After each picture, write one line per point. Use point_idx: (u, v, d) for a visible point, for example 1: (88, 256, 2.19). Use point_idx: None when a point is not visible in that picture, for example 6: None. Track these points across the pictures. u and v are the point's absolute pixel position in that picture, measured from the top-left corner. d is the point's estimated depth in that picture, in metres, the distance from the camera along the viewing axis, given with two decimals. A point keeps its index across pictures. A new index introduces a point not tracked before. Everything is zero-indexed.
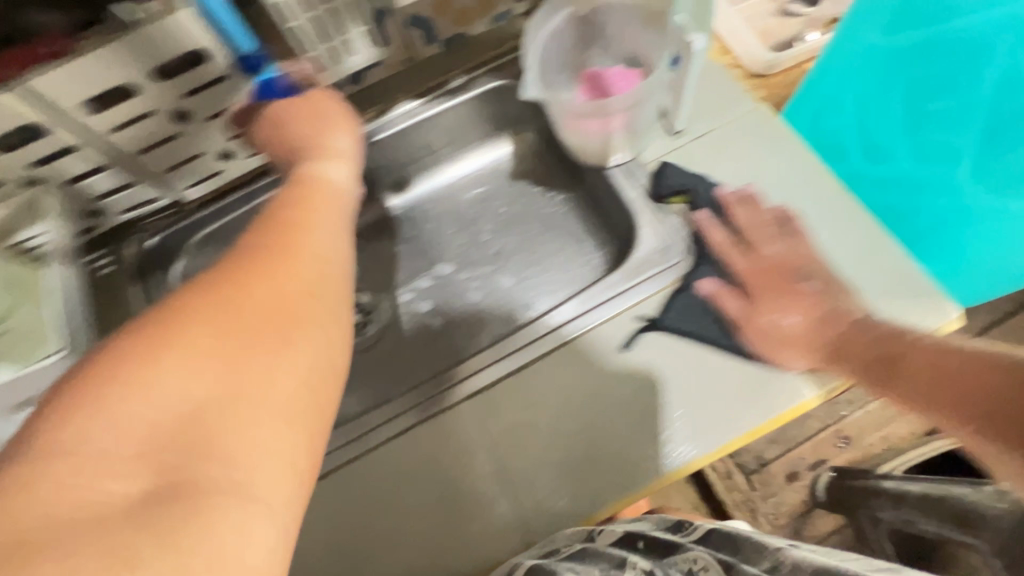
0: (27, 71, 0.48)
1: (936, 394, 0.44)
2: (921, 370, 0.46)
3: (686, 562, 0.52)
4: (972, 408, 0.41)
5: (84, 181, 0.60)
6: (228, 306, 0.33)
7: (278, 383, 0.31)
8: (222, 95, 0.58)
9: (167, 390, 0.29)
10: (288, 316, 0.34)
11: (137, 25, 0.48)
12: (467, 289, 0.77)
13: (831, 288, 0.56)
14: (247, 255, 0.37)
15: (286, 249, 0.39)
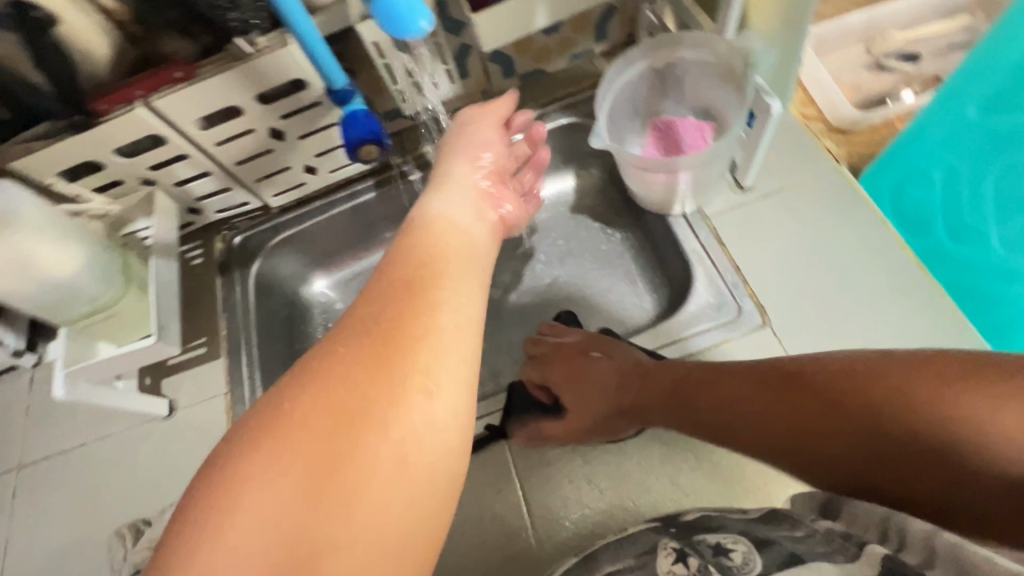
0: (155, 91, 0.55)
1: (728, 421, 0.50)
2: (711, 403, 0.51)
3: (716, 535, 0.41)
4: (802, 430, 0.45)
5: (188, 184, 0.67)
6: (378, 349, 0.32)
7: (413, 421, 0.30)
8: (314, 118, 0.64)
9: (330, 446, 0.28)
10: (409, 336, 0.32)
11: (250, 57, 0.55)
12: (514, 316, 0.80)
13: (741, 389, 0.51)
14: (388, 282, 0.35)
15: (411, 297, 0.34)
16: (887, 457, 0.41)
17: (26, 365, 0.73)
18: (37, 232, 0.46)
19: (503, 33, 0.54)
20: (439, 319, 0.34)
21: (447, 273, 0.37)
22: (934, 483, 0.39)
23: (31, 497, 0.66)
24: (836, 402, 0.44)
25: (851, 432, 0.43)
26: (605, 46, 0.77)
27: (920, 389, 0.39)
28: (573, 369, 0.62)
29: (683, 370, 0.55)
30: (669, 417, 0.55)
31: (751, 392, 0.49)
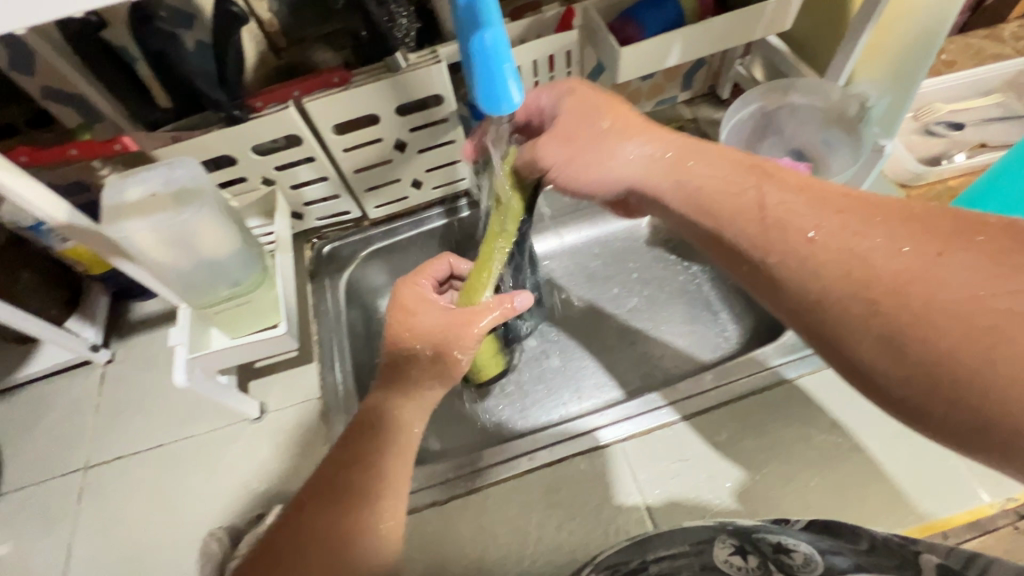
0: (309, 92, 0.58)
1: (755, 218, 0.38)
2: (775, 227, 0.37)
3: (778, 535, 0.40)
4: (818, 268, 0.35)
5: (303, 188, 0.68)
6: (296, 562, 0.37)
7: None
8: (437, 134, 0.67)
9: None
10: None
11: (404, 70, 0.58)
12: (601, 343, 0.79)
13: (907, 286, 0.31)
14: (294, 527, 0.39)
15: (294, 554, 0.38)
16: (903, 330, 0.31)
17: (99, 361, 0.71)
18: (211, 207, 0.47)
19: (638, 67, 0.59)
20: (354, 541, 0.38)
21: (368, 512, 0.39)
22: (903, 374, 0.31)
23: (99, 499, 0.63)
24: (942, 246, 0.32)
25: (882, 282, 0.32)
26: (687, 95, 0.82)
27: (967, 258, 0.31)
28: (584, 147, 0.48)
29: (772, 198, 0.38)
30: (711, 219, 0.41)
31: (911, 242, 0.33)
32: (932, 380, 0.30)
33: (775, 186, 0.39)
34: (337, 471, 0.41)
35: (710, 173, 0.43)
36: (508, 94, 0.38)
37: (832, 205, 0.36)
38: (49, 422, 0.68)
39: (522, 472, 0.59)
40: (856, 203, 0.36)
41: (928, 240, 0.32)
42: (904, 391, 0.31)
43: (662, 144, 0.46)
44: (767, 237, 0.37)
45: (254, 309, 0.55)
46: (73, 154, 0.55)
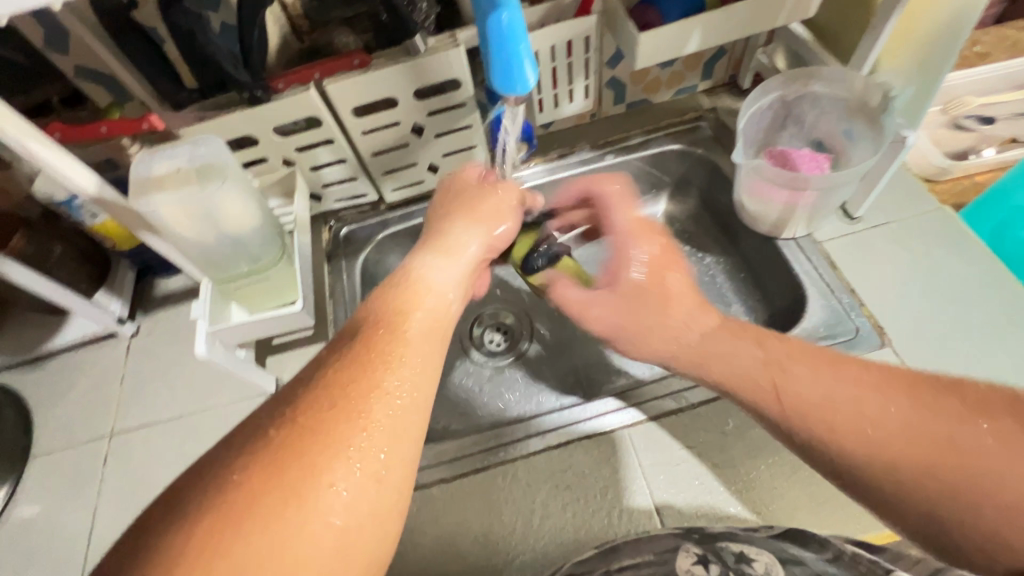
0: (328, 74, 0.59)
1: (780, 401, 0.44)
2: (804, 412, 0.43)
3: (741, 544, 0.40)
4: (830, 422, 0.41)
5: (322, 169, 0.69)
6: (296, 462, 0.31)
7: (348, 487, 0.31)
8: (454, 119, 0.68)
9: (313, 452, 0.32)
10: (356, 417, 0.34)
11: (422, 54, 0.58)
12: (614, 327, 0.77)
13: (912, 441, 0.38)
14: (375, 364, 0.37)
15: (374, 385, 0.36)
16: (916, 501, 0.37)
17: (124, 334, 0.74)
18: (234, 185, 0.48)
19: (656, 53, 0.59)
20: (354, 444, 0.33)
21: (399, 413, 0.35)
22: (916, 510, 0.37)
23: (122, 463, 0.66)
24: (950, 427, 0.37)
25: (896, 446, 0.38)
26: (707, 84, 0.81)
27: (982, 455, 0.35)
28: (622, 318, 0.54)
29: (787, 373, 0.45)
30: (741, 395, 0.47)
31: (918, 407, 0.39)
32: (953, 520, 0.36)
33: (798, 371, 0.45)
34: (343, 379, 0.35)
35: (731, 354, 0.49)
36: (524, 76, 0.40)
37: (840, 402, 0.41)
38: (78, 389, 0.71)
39: (528, 454, 0.60)
40: (868, 376, 0.42)
41: (932, 407, 0.38)
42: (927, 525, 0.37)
43: (693, 324, 0.52)
44: (796, 425, 0.43)
45: (271, 286, 0.56)
46: (104, 132, 0.58)
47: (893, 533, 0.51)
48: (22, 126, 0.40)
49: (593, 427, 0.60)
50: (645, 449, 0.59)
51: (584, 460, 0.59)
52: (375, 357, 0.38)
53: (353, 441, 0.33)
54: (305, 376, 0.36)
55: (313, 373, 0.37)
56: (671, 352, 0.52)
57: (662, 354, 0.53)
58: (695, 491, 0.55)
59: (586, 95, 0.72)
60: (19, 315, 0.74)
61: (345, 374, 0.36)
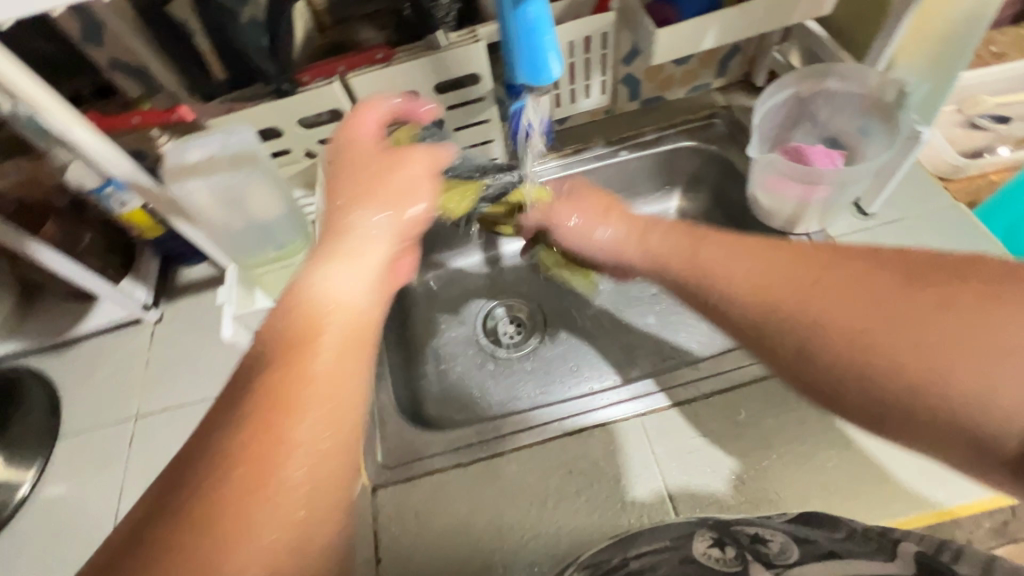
0: (352, 68, 0.60)
1: (770, 305, 0.40)
2: (796, 308, 0.38)
3: (756, 527, 0.41)
4: (750, 293, 0.41)
5: None
6: (215, 498, 0.30)
7: (281, 502, 0.31)
8: (472, 113, 0.69)
9: (229, 479, 0.30)
10: (266, 440, 0.32)
11: (443, 48, 0.60)
12: (626, 321, 0.78)
13: (833, 298, 0.37)
14: (276, 380, 0.34)
15: (279, 395, 0.33)
16: (897, 395, 0.34)
17: (148, 320, 0.76)
18: (263, 174, 0.50)
19: (673, 50, 0.60)
20: (288, 465, 0.31)
21: (317, 410, 0.33)
22: (858, 385, 0.35)
23: (146, 444, 0.68)
24: (893, 288, 0.36)
25: (821, 316, 0.37)
26: (721, 82, 0.82)
27: (963, 321, 0.33)
28: (576, 228, 0.59)
29: (712, 254, 0.45)
30: (726, 299, 0.43)
31: (850, 278, 0.38)
32: (889, 398, 0.34)
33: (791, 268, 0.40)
34: (262, 398, 0.33)
35: (721, 256, 0.45)
36: (549, 67, 0.42)
37: (838, 292, 0.37)
38: (103, 373, 0.73)
39: (541, 441, 0.61)
40: (863, 264, 0.38)
41: (860, 271, 0.38)
42: (863, 402, 0.35)
43: (681, 236, 0.49)
44: (784, 334, 0.39)
45: (295, 274, 0.58)
46: (136, 122, 0.59)
47: (905, 521, 0.52)
48: (68, 112, 0.42)
49: (606, 416, 0.61)
50: (656, 438, 0.60)
51: (596, 448, 0.60)
52: (288, 365, 0.35)
53: (278, 464, 0.31)
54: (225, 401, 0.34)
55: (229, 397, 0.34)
56: (658, 258, 0.50)
57: (648, 260, 0.50)
58: (705, 479, 0.56)
59: (602, 91, 0.74)
60: (46, 301, 0.77)
61: (260, 395, 0.33)
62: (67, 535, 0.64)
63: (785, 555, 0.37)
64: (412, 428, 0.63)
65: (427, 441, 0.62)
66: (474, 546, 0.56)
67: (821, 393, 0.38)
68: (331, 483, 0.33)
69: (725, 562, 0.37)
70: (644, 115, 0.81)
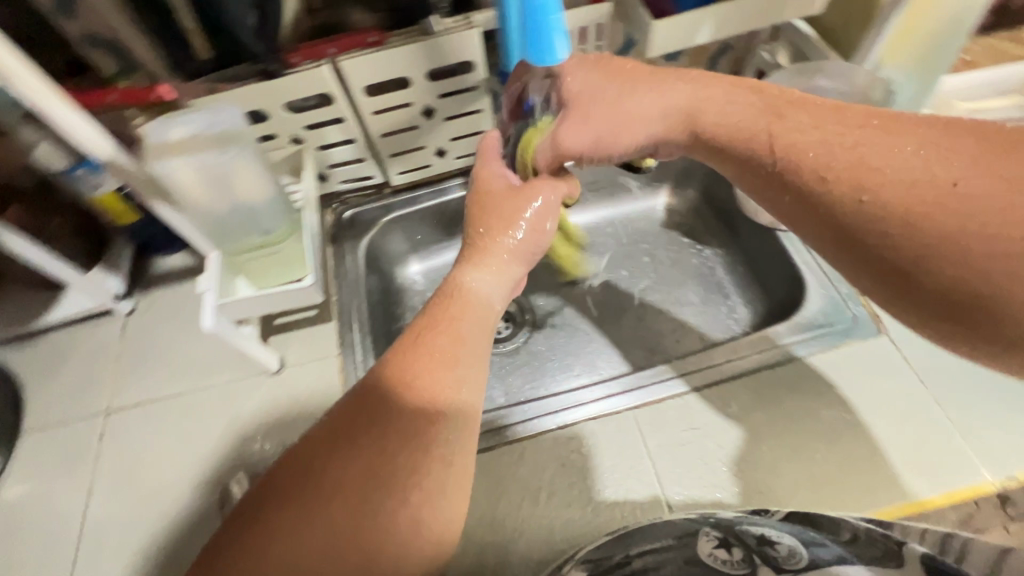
0: (343, 51, 0.59)
1: (858, 168, 0.37)
2: (879, 183, 0.36)
3: (760, 527, 0.42)
4: (842, 161, 0.37)
5: (330, 149, 0.69)
6: (378, 491, 0.35)
7: (426, 504, 0.36)
8: (466, 102, 0.68)
9: (390, 478, 0.36)
10: (416, 454, 0.37)
11: (438, 34, 0.59)
12: (616, 315, 0.78)
13: (927, 165, 0.35)
14: (421, 397, 0.39)
15: (425, 413, 0.38)
16: (937, 284, 0.34)
17: (121, 311, 0.72)
18: (251, 154, 0.48)
19: (669, 44, 0.60)
20: (402, 495, 0.35)
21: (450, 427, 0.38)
22: (907, 257, 0.35)
23: (119, 440, 0.64)
24: (967, 169, 0.34)
25: (925, 188, 0.35)
26: (710, 80, 0.82)
27: None
28: (597, 129, 0.50)
29: (789, 117, 0.41)
30: (815, 169, 0.38)
31: (948, 153, 0.35)
32: (950, 284, 0.34)
33: (889, 149, 0.37)
34: (397, 425, 0.37)
35: (810, 126, 0.40)
36: (557, 49, 0.41)
37: (939, 184, 0.34)
38: (71, 365, 0.70)
39: (533, 434, 0.60)
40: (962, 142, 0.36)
41: (951, 144, 0.36)
42: (931, 285, 0.34)
43: (756, 104, 0.44)
44: (887, 210, 0.35)
45: (281, 262, 0.56)
46: (112, 100, 0.56)
47: (891, 510, 0.53)
48: (41, 81, 0.40)
49: (599, 408, 0.61)
50: (649, 430, 0.60)
51: (590, 440, 0.59)
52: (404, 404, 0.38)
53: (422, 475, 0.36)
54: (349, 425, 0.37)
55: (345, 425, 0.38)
56: (696, 111, 0.46)
57: (684, 116, 0.46)
58: (697, 471, 0.56)
59: None
60: (10, 289, 0.72)
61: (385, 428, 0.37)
62: (31, 536, 0.60)
63: (794, 560, 0.37)
64: None
65: None
66: (466, 541, 0.55)
67: (871, 261, 0.37)
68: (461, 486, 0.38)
69: (733, 564, 0.38)
70: None
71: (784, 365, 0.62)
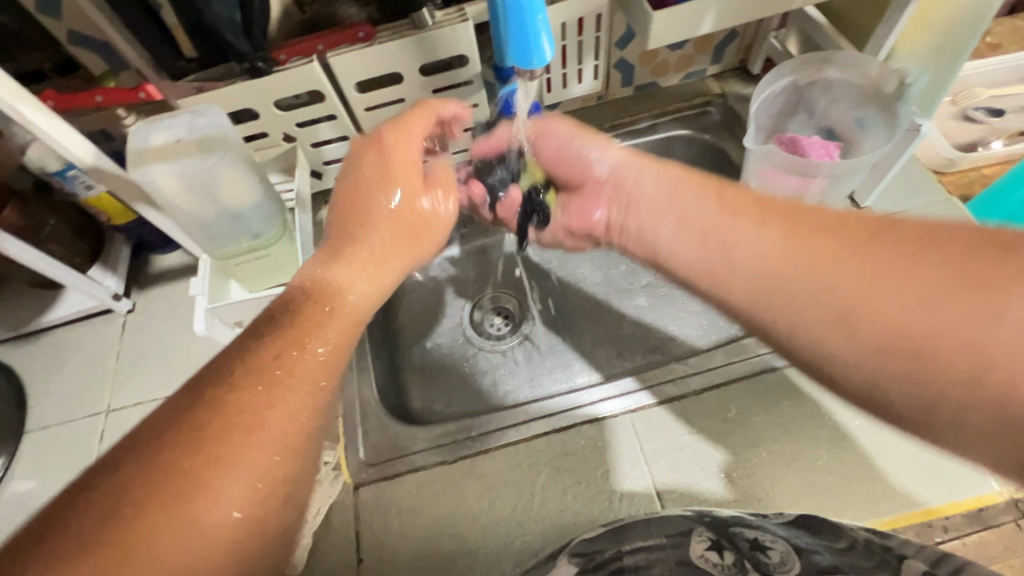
0: (331, 47, 0.57)
1: (779, 269, 0.39)
2: (784, 288, 0.39)
3: (755, 530, 0.40)
4: (754, 266, 0.41)
5: (323, 147, 0.68)
6: (169, 476, 0.30)
7: (232, 487, 0.32)
8: (460, 97, 0.66)
9: (186, 458, 0.31)
10: (221, 445, 0.32)
11: (429, 27, 0.57)
12: (616, 314, 0.77)
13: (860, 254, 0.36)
14: (239, 385, 0.35)
15: (241, 420, 0.33)
16: (902, 365, 0.34)
17: (120, 310, 0.72)
18: (234, 158, 0.47)
19: (670, 35, 0.57)
20: (222, 493, 0.31)
21: (273, 435, 0.34)
22: (851, 367, 0.36)
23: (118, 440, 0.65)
24: (869, 240, 0.37)
25: (836, 296, 0.36)
26: (717, 68, 0.79)
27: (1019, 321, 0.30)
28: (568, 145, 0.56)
29: (728, 197, 0.45)
30: (727, 275, 0.43)
31: (842, 246, 0.37)
32: (882, 361, 0.34)
33: (786, 242, 0.40)
34: (202, 422, 0.33)
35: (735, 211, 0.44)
36: (541, 47, 0.42)
37: (849, 268, 0.36)
38: (72, 364, 0.70)
39: (528, 437, 0.60)
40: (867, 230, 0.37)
41: (859, 240, 0.37)
42: (850, 371, 0.36)
43: (698, 194, 0.47)
44: (769, 303, 0.40)
45: (272, 264, 0.56)
46: (99, 101, 0.56)
47: (890, 520, 0.51)
48: (16, 91, 0.40)
49: (594, 412, 0.60)
50: (645, 434, 0.58)
51: (584, 444, 0.59)
52: (261, 389, 0.35)
53: (235, 461, 0.32)
54: (211, 391, 0.34)
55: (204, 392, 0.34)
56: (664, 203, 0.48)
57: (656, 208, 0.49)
58: (694, 476, 0.56)
59: (596, 75, 0.72)
60: (11, 289, 0.73)
61: (244, 405, 0.34)
62: None
63: (786, 567, 0.36)
64: (397, 423, 0.61)
65: (411, 436, 0.61)
66: (460, 546, 0.55)
67: (802, 360, 0.39)
68: (279, 506, 0.34)
69: (724, 568, 0.37)
70: (639, 102, 0.79)
71: (786, 369, 0.60)
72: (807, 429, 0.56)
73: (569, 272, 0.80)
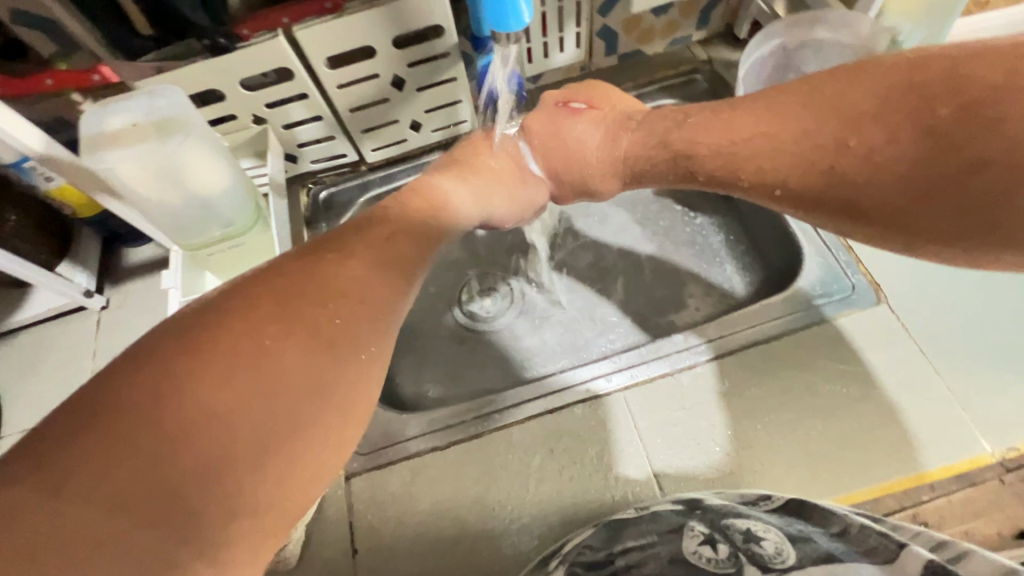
0: (296, 19, 0.54)
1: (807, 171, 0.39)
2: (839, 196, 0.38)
3: (747, 522, 0.40)
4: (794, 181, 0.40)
5: (296, 128, 0.65)
6: (227, 342, 0.28)
7: (292, 361, 0.29)
8: (438, 70, 0.63)
9: (246, 327, 0.29)
10: (287, 314, 0.30)
11: None
12: (607, 292, 0.75)
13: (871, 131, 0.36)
14: (314, 270, 0.33)
15: (308, 297, 0.31)
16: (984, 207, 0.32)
17: (94, 307, 0.70)
18: (198, 141, 0.45)
19: None
20: (281, 363, 0.29)
21: (342, 317, 0.32)
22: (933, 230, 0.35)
23: None
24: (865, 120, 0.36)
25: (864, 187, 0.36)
26: (703, 34, 0.77)
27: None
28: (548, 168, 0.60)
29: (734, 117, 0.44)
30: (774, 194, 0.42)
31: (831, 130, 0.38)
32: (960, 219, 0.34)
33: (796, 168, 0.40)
34: (273, 295, 0.31)
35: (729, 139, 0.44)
36: (518, 8, 0.42)
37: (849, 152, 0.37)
38: (47, 365, 0.68)
39: (522, 419, 0.59)
40: (830, 128, 0.38)
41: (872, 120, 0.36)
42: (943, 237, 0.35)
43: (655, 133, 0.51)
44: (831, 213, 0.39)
45: (246, 253, 0.53)
46: (52, 84, 0.53)
47: (886, 485, 0.52)
48: None
49: (588, 389, 0.59)
50: (640, 411, 0.58)
51: (577, 424, 0.58)
52: (328, 272, 0.33)
53: (299, 334, 0.30)
54: (309, 258, 0.34)
55: (289, 281, 0.32)
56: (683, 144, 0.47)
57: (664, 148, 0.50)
58: (690, 452, 0.55)
59: (577, 44, 0.71)
60: None
61: (326, 313, 0.31)
62: None
63: (780, 557, 0.35)
64: (387, 410, 0.60)
65: (404, 423, 0.60)
66: (458, 533, 0.54)
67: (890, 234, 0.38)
68: (341, 396, 0.30)
69: (718, 562, 0.36)
70: (624, 72, 0.76)
71: (779, 340, 0.59)
72: (801, 399, 0.56)
73: (558, 251, 0.78)
